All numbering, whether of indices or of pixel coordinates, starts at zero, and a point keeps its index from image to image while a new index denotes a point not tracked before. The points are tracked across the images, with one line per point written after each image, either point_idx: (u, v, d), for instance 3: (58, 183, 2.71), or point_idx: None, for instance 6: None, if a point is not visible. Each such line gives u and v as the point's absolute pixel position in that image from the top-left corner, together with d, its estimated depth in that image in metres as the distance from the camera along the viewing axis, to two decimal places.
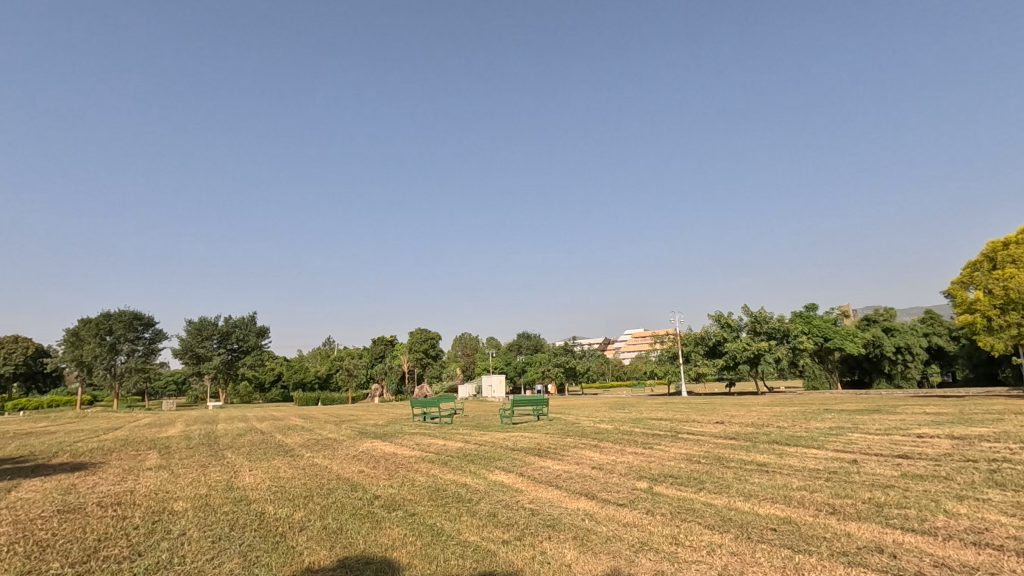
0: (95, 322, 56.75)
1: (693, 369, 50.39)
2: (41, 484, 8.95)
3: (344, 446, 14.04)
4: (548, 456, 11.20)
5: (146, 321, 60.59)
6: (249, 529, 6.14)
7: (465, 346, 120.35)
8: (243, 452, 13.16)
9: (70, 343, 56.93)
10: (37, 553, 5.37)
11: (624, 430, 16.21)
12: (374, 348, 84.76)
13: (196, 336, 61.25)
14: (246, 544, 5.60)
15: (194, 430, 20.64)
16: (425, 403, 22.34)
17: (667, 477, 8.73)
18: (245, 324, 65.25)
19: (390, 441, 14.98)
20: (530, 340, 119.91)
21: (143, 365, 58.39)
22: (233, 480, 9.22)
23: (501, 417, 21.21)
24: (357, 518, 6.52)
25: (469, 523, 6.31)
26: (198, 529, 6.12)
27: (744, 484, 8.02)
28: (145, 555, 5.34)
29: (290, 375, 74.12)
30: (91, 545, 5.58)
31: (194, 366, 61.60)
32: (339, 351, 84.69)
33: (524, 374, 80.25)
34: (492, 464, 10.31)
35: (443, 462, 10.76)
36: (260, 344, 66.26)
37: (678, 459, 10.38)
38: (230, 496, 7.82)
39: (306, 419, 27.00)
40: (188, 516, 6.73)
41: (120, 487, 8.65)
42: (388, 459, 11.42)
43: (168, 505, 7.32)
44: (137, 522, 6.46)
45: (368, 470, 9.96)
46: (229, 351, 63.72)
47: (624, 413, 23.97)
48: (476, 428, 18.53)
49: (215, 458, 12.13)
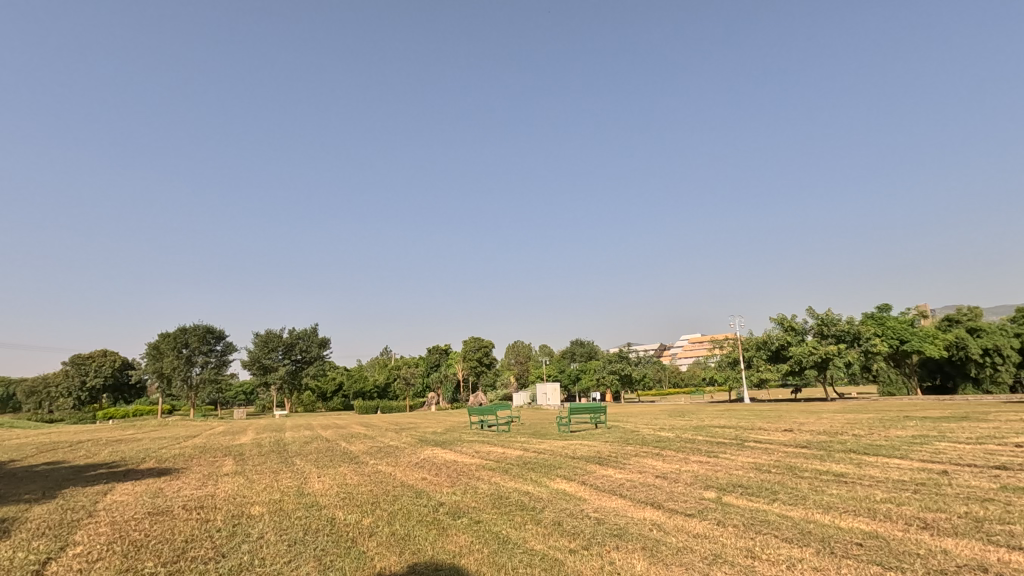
0: (173, 335, 60.40)
1: (755, 375, 48.43)
2: (133, 488, 9.59)
3: (405, 453, 14.30)
4: (609, 464, 10.99)
5: (217, 334, 64.09)
6: (321, 534, 6.33)
7: (518, 354, 120.59)
8: (310, 459, 13.63)
9: (152, 355, 60.83)
10: (133, 553, 5.74)
11: (686, 438, 15.70)
12: (430, 357, 86.44)
13: (263, 348, 64.38)
14: (320, 549, 5.78)
15: (264, 438, 21.59)
16: (482, 410, 22.50)
17: (737, 486, 8.38)
18: (307, 335, 68.00)
19: (450, 448, 15.15)
20: (584, 347, 118.73)
21: (216, 376, 61.74)
22: (303, 485, 9.58)
23: (558, 425, 21.09)
24: (424, 525, 6.61)
25: (534, 531, 6.27)
26: (274, 533, 6.36)
27: (821, 495, 7.60)
28: (228, 556, 5.60)
29: (350, 385, 76.49)
30: (180, 546, 5.90)
31: (262, 377, 64.56)
32: (396, 360, 86.69)
33: (579, 382, 79.62)
34: (552, 472, 10.23)
35: (503, 470, 10.78)
36: (322, 354, 68.79)
37: (747, 469, 9.93)
38: (301, 502, 8.12)
39: (366, 427, 27.73)
40: (264, 520, 7.01)
41: (202, 492, 9.15)
42: (449, 466, 11.54)
43: (246, 510, 7.66)
44: (218, 525, 6.79)
45: (430, 477, 10.11)
46: (294, 361, 66.52)
47: (685, 421, 23.25)
48: (534, 436, 18.47)
49: (285, 464, 12.62)
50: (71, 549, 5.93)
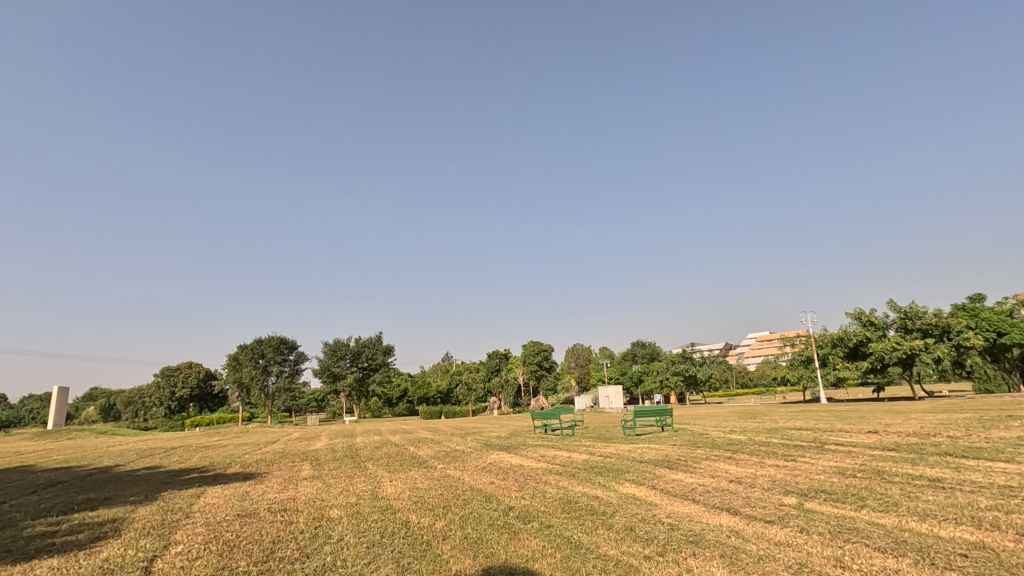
0: (251, 347, 64.00)
1: (832, 373, 45.78)
2: (222, 491, 10.26)
3: (472, 457, 14.49)
4: (679, 468, 10.69)
5: (290, 344, 67.29)
6: (397, 536, 6.52)
7: (578, 356, 119.51)
8: (381, 463, 14.08)
9: (232, 366, 64.68)
10: (227, 552, 6.13)
11: (759, 441, 14.99)
12: (490, 362, 87.54)
13: (332, 356, 67.12)
14: (396, 551, 5.96)
15: (337, 443, 22.43)
16: (545, 415, 22.43)
17: (819, 492, 7.95)
18: (373, 344, 70.34)
19: (516, 452, 15.20)
20: (645, 348, 116.39)
21: (290, 384, 64.89)
22: (378, 489, 9.90)
23: (623, 428, 20.75)
24: (495, 529, 6.68)
25: (606, 536, 6.21)
26: (353, 535, 6.61)
27: (916, 502, 7.07)
28: (312, 557, 5.87)
29: (415, 391, 78.67)
30: (268, 547, 6.25)
31: (332, 384, 67.29)
32: (458, 366, 88.17)
33: (641, 384, 78.04)
34: (620, 476, 10.07)
35: (570, 474, 10.70)
36: (387, 362, 70.90)
37: (829, 473, 9.41)
38: (377, 505, 8.38)
39: (432, 432, 28.33)
40: (343, 523, 7.30)
41: (283, 495, 9.65)
42: (516, 471, 11.56)
43: (325, 512, 8.01)
44: (302, 527, 7.14)
45: (498, 482, 10.17)
46: (361, 369, 68.93)
47: (757, 423, 22.23)
48: (599, 440, 18.26)
49: (359, 469, 13.11)
50: (173, 548, 6.41)
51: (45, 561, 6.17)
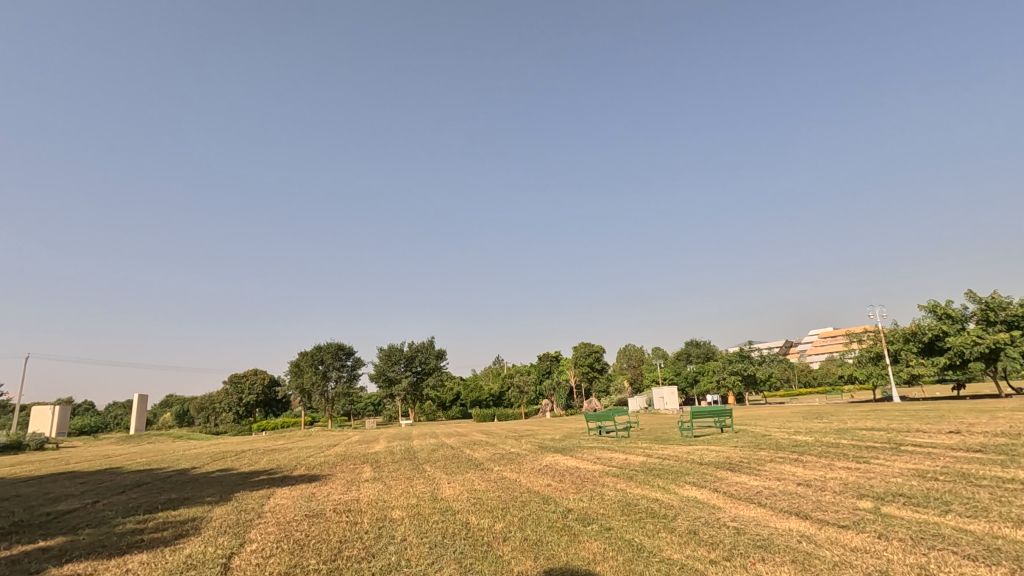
0: (311, 354, 66.58)
1: (906, 370, 43.10)
2: (291, 493, 10.72)
3: (527, 460, 14.50)
4: (741, 471, 10.32)
5: (347, 350, 69.49)
6: (459, 537, 6.60)
7: (630, 357, 117.64)
8: (438, 465, 14.28)
9: (294, 371, 67.42)
10: (298, 551, 6.37)
11: (828, 442, 14.28)
12: (542, 364, 87.59)
13: (387, 361, 68.88)
14: (458, 552, 6.04)
15: (395, 446, 23.01)
16: (599, 415, 22.18)
17: (898, 496, 7.48)
18: (425, 348, 71.60)
19: (571, 454, 15.10)
20: (700, 348, 113.26)
21: (348, 389, 66.93)
22: (437, 491, 10.06)
23: (680, 429, 20.20)
24: (555, 530, 6.66)
25: (669, 539, 6.08)
26: (415, 536, 6.76)
27: (1009, 507, 6.53)
28: (377, 557, 6.03)
29: (467, 394, 79.62)
30: (336, 546, 6.47)
31: (387, 389, 68.98)
32: (510, 369, 88.63)
33: (697, 384, 75.95)
34: (679, 479, 9.83)
35: (628, 476, 10.53)
36: (439, 366, 71.98)
37: (908, 476, 8.84)
38: (437, 506, 8.52)
39: (487, 434, 28.59)
40: (405, 524, 7.47)
41: (348, 496, 9.98)
42: (573, 472, 11.50)
43: (388, 513, 8.22)
44: (366, 527, 7.35)
45: (555, 484, 10.12)
46: (415, 373, 70.31)
47: (825, 423, 21.16)
48: (656, 442, 17.86)
49: (417, 471, 13.39)
50: (248, 547, 6.73)
51: (135, 556, 6.62)
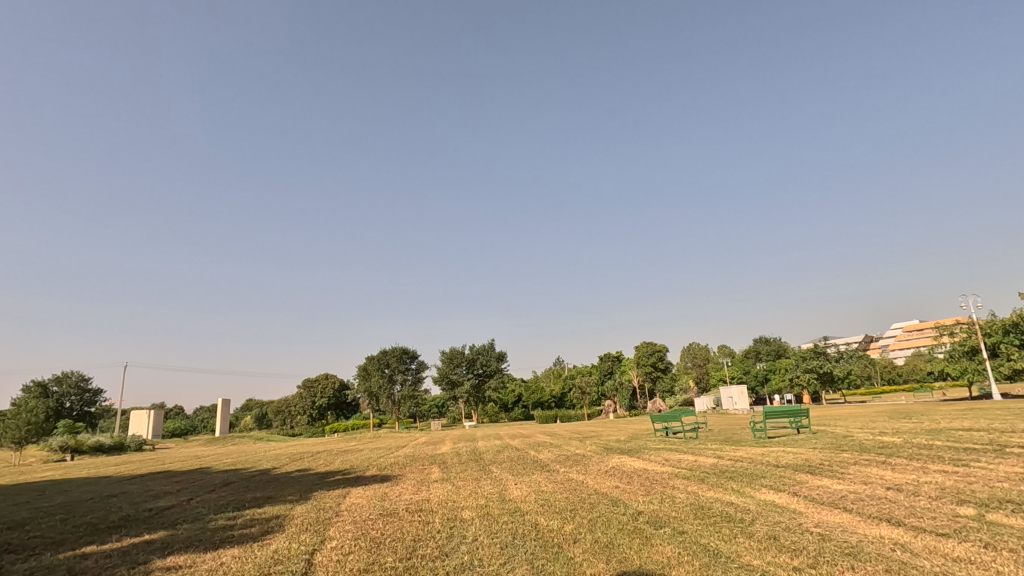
0: (377, 358, 68.88)
1: (1006, 365, 39.54)
2: (365, 492, 11.16)
3: (593, 461, 14.35)
4: (822, 474, 9.75)
5: (411, 354, 71.35)
6: (529, 538, 6.64)
7: (694, 355, 114.16)
8: (504, 467, 14.41)
9: (362, 375, 69.95)
10: (374, 549, 6.59)
11: (918, 444, 13.28)
12: (603, 365, 86.72)
13: (449, 364, 70.26)
14: (529, 552, 6.07)
15: (461, 448, 23.40)
16: (665, 416, 21.72)
17: (1005, 502, 6.84)
18: (486, 350, 72.37)
19: (638, 456, 14.83)
20: (770, 344, 108.45)
21: (413, 392, 68.66)
22: (505, 492, 10.14)
23: (752, 430, 19.36)
24: (626, 533, 6.56)
25: (747, 545, 5.85)
26: (486, 536, 6.86)
27: None
28: (451, 556, 6.17)
29: (529, 396, 79.82)
30: (411, 545, 6.65)
31: (450, 392, 70.30)
32: (571, 370, 88.18)
33: (768, 383, 72.77)
34: (754, 482, 9.44)
35: (699, 478, 10.25)
36: (500, 368, 72.59)
37: (1015, 481, 8.07)
38: (505, 507, 8.59)
39: (550, 435, 28.56)
40: (476, 523, 7.59)
41: (419, 496, 10.24)
42: (640, 474, 11.31)
43: (459, 513, 8.37)
44: (437, 527, 7.52)
45: (623, 485, 9.97)
46: (477, 375, 71.28)
47: (915, 423, 19.66)
48: (727, 443, 17.22)
49: (484, 472, 13.56)
50: (329, 543, 7.04)
51: (227, 550, 7.08)
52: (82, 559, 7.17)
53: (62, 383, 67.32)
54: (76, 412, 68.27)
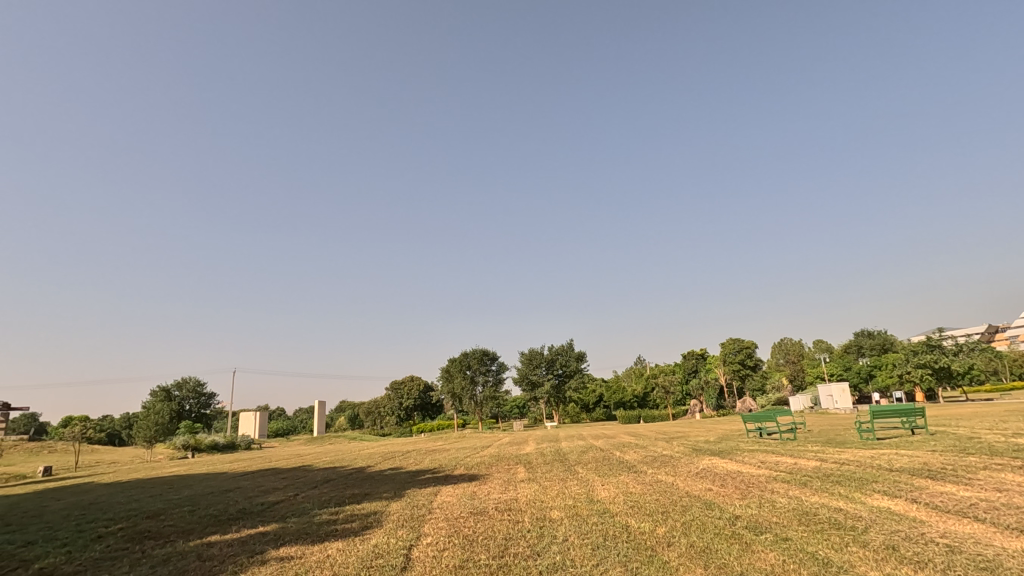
0: (459, 360, 70.64)
1: None
2: (455, 491, 11.45)
3: (681, 463, 13.87)
4: (945, 479, 8.87)
5: (491, 356, 72.52)
6: (621, 540, 6.55)
7: (787, 352, 107.65)
8: (590, 467, 14.28)
9: (446, 377, 72.07)
10: (468, 547, 6.74)
11: None
12: (687, 363, 84.00)
13: (529, 365, 70.72)
14: (622, 554, 5.98)
15: (545, 448, 23.42)
16: (758, 417, 20.58)
17: None
18: (565, 351, 72.11)
19: (730, 457, 14.18)
20: (875, 338, 99.94)
21: (494, 392, 69.77)
22: (593, 493, 10.02)
23: (858, 430, 17.99)
24: (723, 538, 6.29)
25: (860, 555, 5.42)
26: (577, 536, 6.82)
27: None
28: (543, 555, 6.21)
29: (611, 395, 78.80)
30: (502, 544, 6.74)
31: (531, 392, 70.72)
32: (653, 369, 86.06)
33: (874, 379, 67.19)
34: (865, 487, 8.72)
35: (801, 482, 9.61)
36: (580, 367, 72.11)
37: None
38: (595, 508, 8.53)
39: (634, 436, 27.91)
40: (565, 524, 7.57)
41: (507, 496, 10.38)
42: (735, 477, 10.79)
43: (548, 513, 8.39)
44: (528, 526, 7.58)
45: (717, 488, 9.54)
46: (556, 376, 71.23)
47: None
48: (830, 445, 16.04)
49: (569, 472, 13.51)
50: (424, 539, 7.30)
51: (333, 543, 7.53)
52: (209, 547, 7.93)
53: (182, 388, 74.55)
54: (194, 414, 75.34)
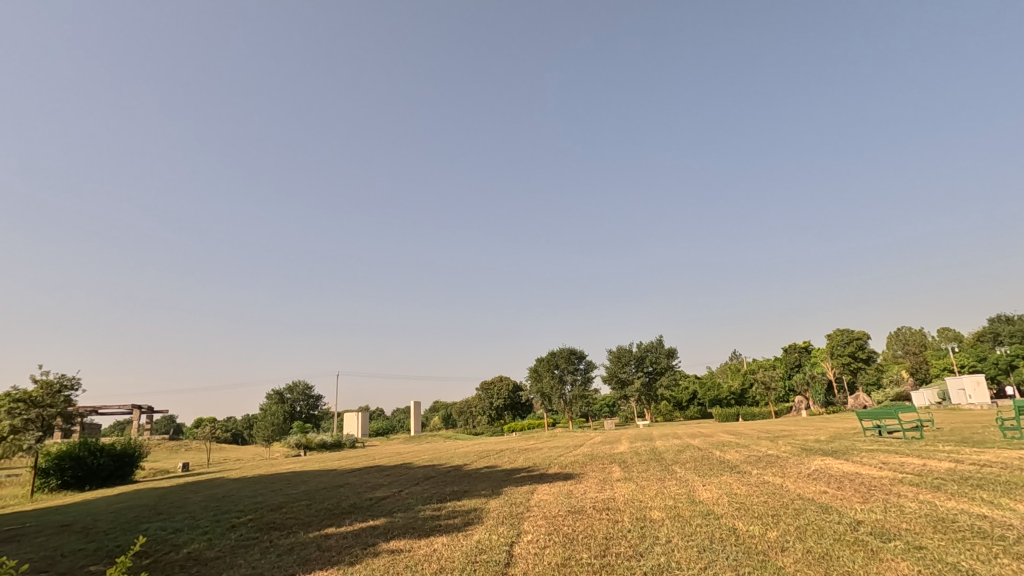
0: (547, 360, 70.80)
1: None
2: (551, 490, 11.53)
3: (791, 463, 13.02)
4: None
5: (579, 354, 72.01)
6: (729, 542, 6.27)
7: (905, 342, 98.04)
8: (689, 466, 13.81)
9: (534, 377, 72.63)
10: (569, 544, 6.78)
11: None
12: (789, 357, 79.03)
13: (618, 363, 69.50)
14: (732, 558, 5.73)
15: (640, 447, 22.78)
16: (876, 414, 18.78)
17: None
18: (654, 348, 70.26)
19: (846, 457, 13.10)
20: (1016, 324, 88.23)
21: (583, 392, 69.26)
22: (694, 494, 9.66)
23: (1000, 429, 15.85)
24: (845, 545, 5.83)
25: (1012, 568, 4.80)
26: (681, 538, 6.61)
27: None
28: (646, 556, 6.08)
29: (705, 393, 75.84)
30: (603, 542, 6.69)
31: (621, 390, 69.43)
32: (751, 364, 81.61)
33: (1016, 371, 59.48)
34: (1013, 492, 7.68)
35: (934, 486, 8.64)
36: (672, 364, 69.83)
37: None
38: (697, 509, 8.20)
39: (735, 435, 26.45)
40: (667, 524, 7.38)
41: (603, 495, 10.29)
42: (853, 479, 9.93)
43: (648, 513, 8.22)
44: (628, 526, 7.46)
45: (834, 491, 8.83)
46: (647, 373, 69.49)
47: None
48: (967, 444, 14.24)
49: (667, 472, 13.13)
50: (524, 536, 7.42)
51: (438, 538, 7.83)
52: (326, 538, 8.54)
53: (293, 391, 80.71)
54: (305, 415, 81.28)
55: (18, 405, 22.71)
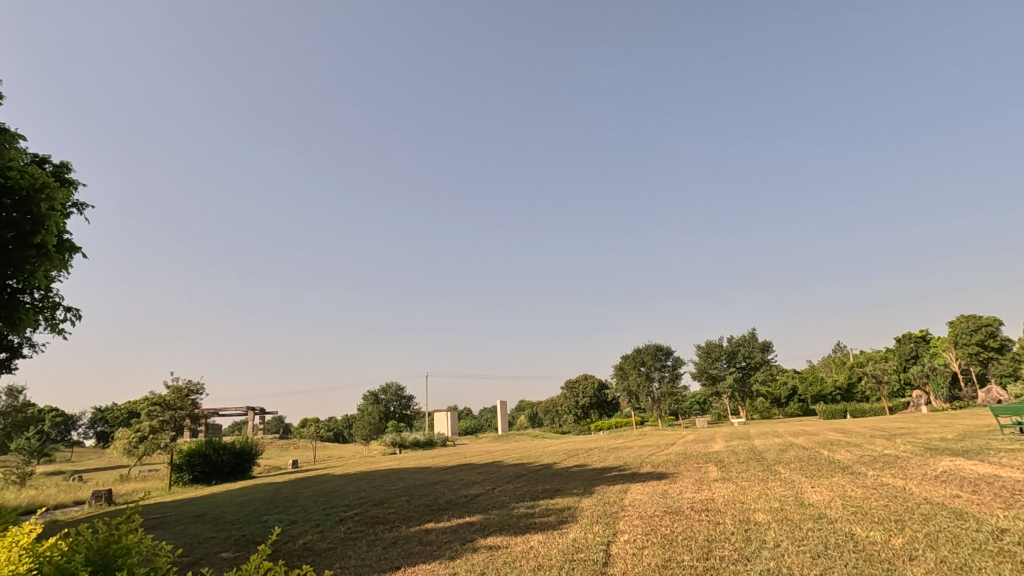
0: (632, 356, 69.40)
1: None
2: (645, 489, 11.29)
3: (914, 464, 11.84)
4: None
5: (666, 350, 69.81)
6: (846, 549, 5.80)
7: None
8: (793, 467, 12.98)
9: (620, 374, 71.24)
10: (669, 546, 6.59)
11: None
12: (902, 348, 72.39)
13: (707, 359, 66.45)
14: (851, 566, 5.31)
15: (737, 445, 21.66)
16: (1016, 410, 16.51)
17: None
18: (747, 342, 66.67)
19: (981, 458, 11.70)
20: None
21: (672, 389, 67.09)
22: (802, 495, 9.06)
23: None
24: (987, 555, 5.22)
25: None
26: (791, 542, 6.22)
27: None
28: (754, 560, 5.78)
29: (806, 388, 70.73)
30: (705, 544, 6.45)
31: (712, 386, 66.45)
32: (860, 357, 75.29)
33: None
34: None
35: None
36: (767, 358, 66.03)
37: None
38: (807, 512, 7.66)
39: (845, 433, 24.42)
40: (774, 528, 6.95)
41: (701, 495, 9.90)
42: (990, 481, 8.88)
43: (753, 515, 7.79)
44: (731, 528, 7.14)
45: (969, 495, 7.93)
46: (740, 368, 66.03)
47: None
48: None
49: (770, 472, 12.39)
50: (621, 536, 7.31)
51: (534, 535, 7.92)
52: (426, 533, 8.87)
53: (386, 392, 84.65)
54: (398, 414, 85.00)
55: (155, 407, 25.61)
